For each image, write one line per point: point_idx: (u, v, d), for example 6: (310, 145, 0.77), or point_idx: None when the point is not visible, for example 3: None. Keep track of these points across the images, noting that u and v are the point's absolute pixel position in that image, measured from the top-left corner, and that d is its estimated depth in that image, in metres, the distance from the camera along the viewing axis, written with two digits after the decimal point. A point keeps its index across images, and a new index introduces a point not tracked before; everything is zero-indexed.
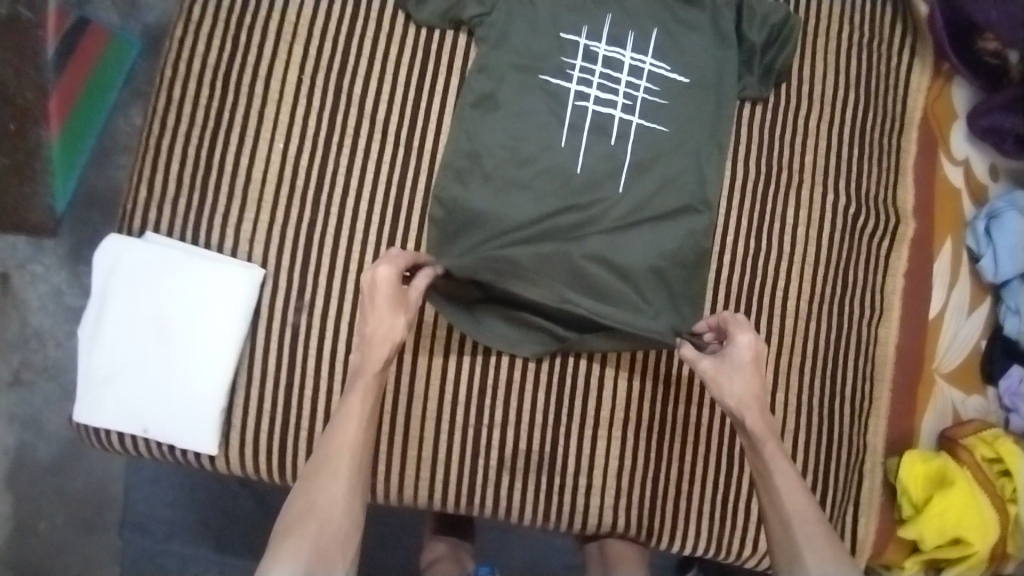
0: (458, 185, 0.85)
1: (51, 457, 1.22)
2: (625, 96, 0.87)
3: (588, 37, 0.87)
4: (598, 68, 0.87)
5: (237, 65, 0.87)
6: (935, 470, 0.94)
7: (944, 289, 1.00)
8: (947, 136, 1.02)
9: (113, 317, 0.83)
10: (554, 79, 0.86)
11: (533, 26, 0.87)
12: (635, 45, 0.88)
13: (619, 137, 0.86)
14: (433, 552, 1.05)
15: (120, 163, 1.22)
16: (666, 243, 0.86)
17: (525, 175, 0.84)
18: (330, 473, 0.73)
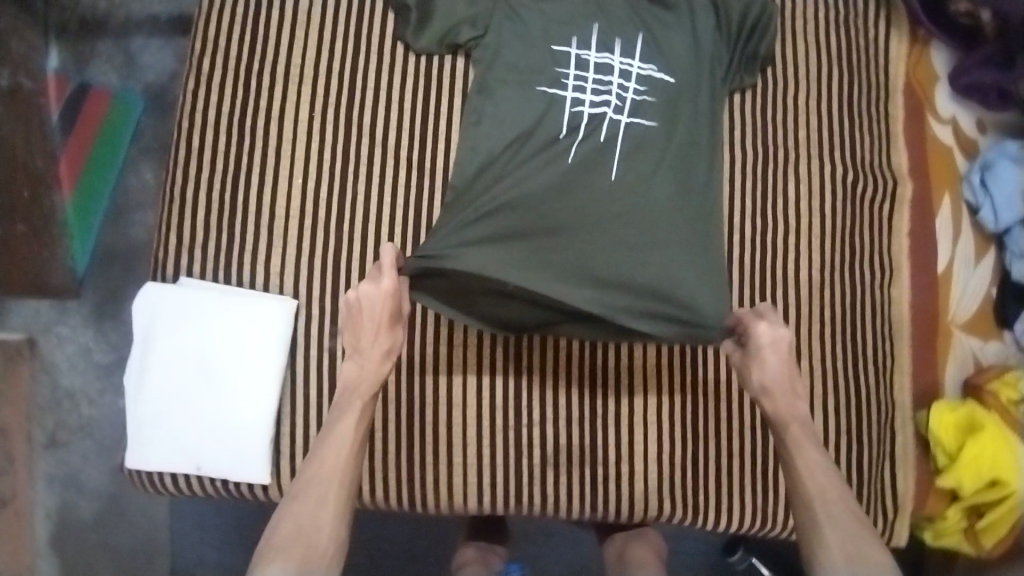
0: (469, 197, 0.87)
1: (95, 512, 1.24)
2: (617, 96, 0.90)
3: (578, 46, 0.91)
4: (591, 74, 0.90)
5: (247, 112, 0.90)
6: (963, 417, 0.96)
7: (949, 243, 1.03)
8: (931, 98, 1.06)
9: (158, 362, 0.86)
10: (551, 89, 0.89)
11: (524, 43, 0.90)
12: (623, 48, 0.91)
13: (609, 136, 0.89)
14: (462, 556, 1.05)
15: (138, 220, 1.26)
16: (666, 230, 0.86)
17: (534, 180, 0.86)
18: (319, 497, 0.76)
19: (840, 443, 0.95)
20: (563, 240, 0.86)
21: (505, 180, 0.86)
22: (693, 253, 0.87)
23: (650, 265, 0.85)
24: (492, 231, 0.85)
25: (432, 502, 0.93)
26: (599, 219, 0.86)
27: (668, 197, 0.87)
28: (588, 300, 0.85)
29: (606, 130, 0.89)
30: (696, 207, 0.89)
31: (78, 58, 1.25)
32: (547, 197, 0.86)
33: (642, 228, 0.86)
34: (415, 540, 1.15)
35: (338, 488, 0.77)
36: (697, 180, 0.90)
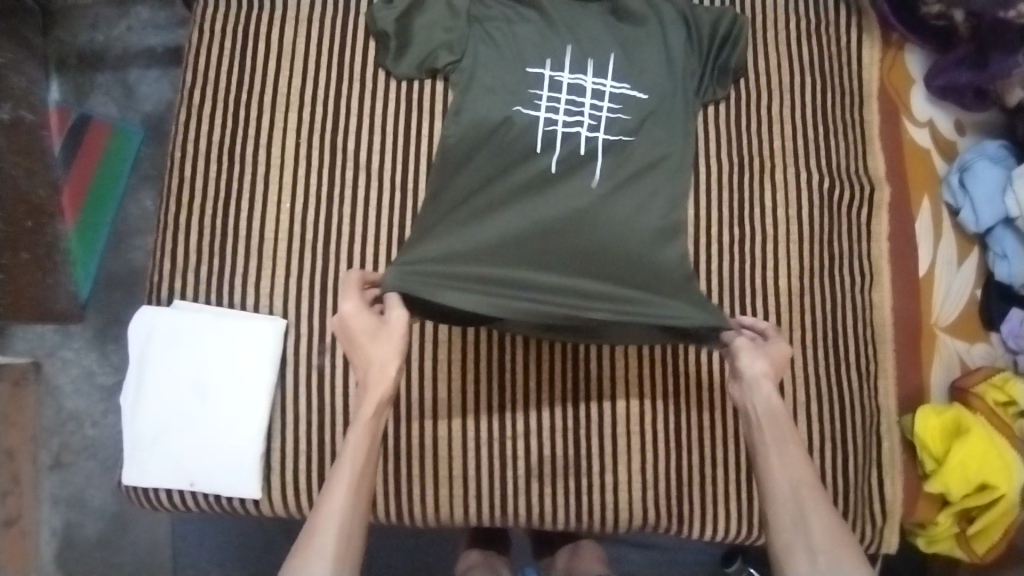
0: (442, 212, 0.88)
1: (99, 531, 1.26)
2: (590, 116, 0.92)
3: (552, 68, 0.93)
4: (564, 95, 0.92)
5: (236, 138, 0.93)
6: (949, 421, 0.97)
7: (930, 245, 1.04)
8: (907, 102, 1.07)
9: (153, 382, 0.88)
10: (525, 110, 0.91)
11: (499, 64, 0.93)
12: (595, 69, 0.94)
13: (589, 148, 0.91)
14: (466, 561, 1.08)
15: (138, 246, 1.30)
16: (640, 250, 0.87)
17: (512, 195, 0.88)
18: (314, 550, 0.74)
19: (823, 449, 0.96)
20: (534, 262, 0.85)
21: (468, 208, 0.88)
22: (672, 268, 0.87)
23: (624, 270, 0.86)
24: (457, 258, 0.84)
25: (421, 515, 0.94)
26: (569, 243, 0.86)
27: (641, 213, 0.88)
28: (571, 313, 0.82)
29: (586, 146, 0.91)
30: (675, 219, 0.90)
31: (78, 91, 1.30)
32: (524, 218, 0.87)
33: (611, 248, 0.86)
34: (410, 555, 1.16)
35: (336, 534, 0.75)
36: (674, 193, 0.91)
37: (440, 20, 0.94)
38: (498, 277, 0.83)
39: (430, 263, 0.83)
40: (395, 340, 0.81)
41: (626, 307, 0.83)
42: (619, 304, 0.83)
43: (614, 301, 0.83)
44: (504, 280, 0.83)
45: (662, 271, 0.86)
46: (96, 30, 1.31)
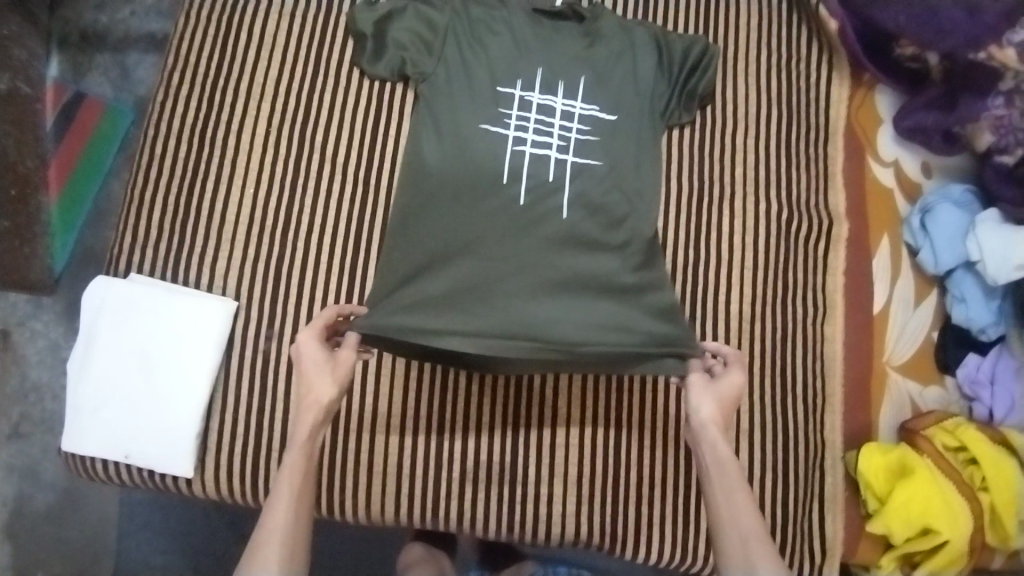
0: (399, 221, 0.90)
1: (48, 504, 1.26)
2: (559, 138, 0.94)
3: (523, 88, 0.96)
4: (533, 114, 0.95)
5: (210, 121, 0.96)
6: (895, 461, 0.95)
7: (887, 284, 1.04)
8: (873, 141, 1.08)
9: (99, 352, 0.89)
10: (493, 128, 0.93)
11: (469, 73, 0.96)
12: (565, 91, 0.96)
13: (558, 175, 0.92)
14: (409, 554, 1.07)
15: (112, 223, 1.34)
16: (607, 273, 0.88)
17: (468, 203, 0.90)
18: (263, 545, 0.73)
19: (761, 476, 0.95)
20: (504, 296, 0.86)
21: (438, 236, 0.89)
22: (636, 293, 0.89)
23: (608, 288, 0.88)
24: (426, 297, 0.86)
25: (352, 509, 0.93)
26: (535, 275, 0.87)
27: (593, 226, 0.90)
28: (551, 347, 0.83)
29: (554, 169, 0.93)
30: (628, 232, 0.91)
31: (77, 70, 1.35)
32: (481, 233, 0.89)
33: (582, 277, 0.88)
34: (350, 558, 1.13)
35: (281, 544, 0.74)
36: (629, 208, 0.92)
37: (417, 26, 0.97)
38: (470, 312, 0.85)
39: (421, 309, 0.85)
40: (340, 380, 0.82)
41: (613, 335, 0.85)
42: (595, 337, 0.84)
43: (604, 333, 0.85)
44: (497, 319, 0.84)
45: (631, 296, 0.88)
46: (101, 13, 1.36)
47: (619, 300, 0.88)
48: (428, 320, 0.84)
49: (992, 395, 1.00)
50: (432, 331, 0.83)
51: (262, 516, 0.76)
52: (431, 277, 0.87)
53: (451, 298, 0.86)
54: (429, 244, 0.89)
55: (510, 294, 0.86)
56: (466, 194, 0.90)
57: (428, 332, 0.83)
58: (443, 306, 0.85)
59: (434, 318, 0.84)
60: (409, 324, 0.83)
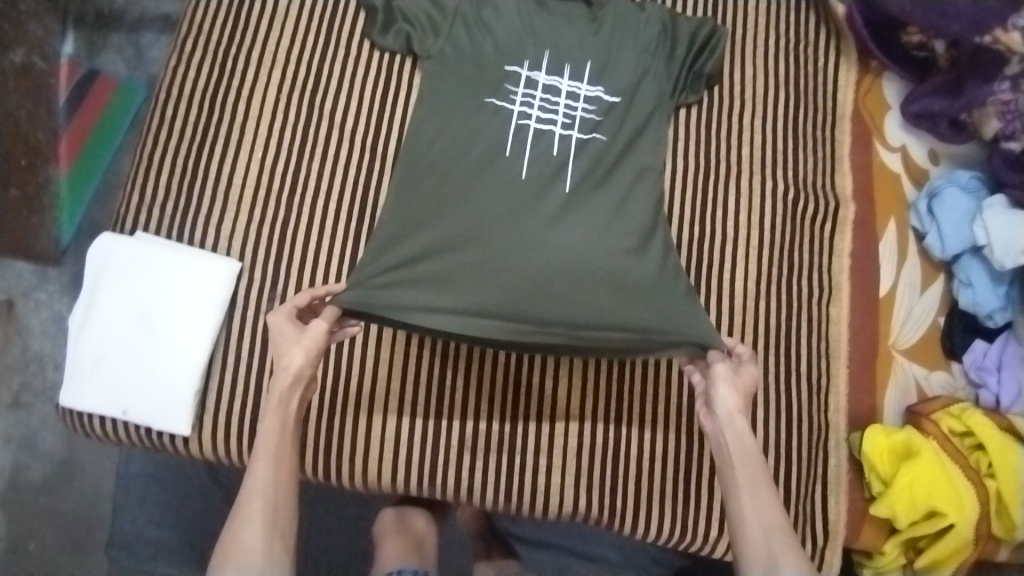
0: (405, 192, 0.90)
1: (44, 476, 1.24)
2: (564, 116, 0.95)
3: (529, 69, 0.96)
4: (539, 93, 0.95)
5: (222, 86, 0.97)
6: (900, 443, 0.94)
7: (894, 268, 1.03)
8: (880, 126, 1.08)
9: (102, 308, 0.89)
10: (499, 102, 0.94)
11: (478, 48, 0.97)
12: (572, 73, 0.97)
13: (561, 151, 0.93)
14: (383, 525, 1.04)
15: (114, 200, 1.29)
16: (598, 254, 0.87)
17: (474, 174, 0.91)
18: (243, 522, 0.76)
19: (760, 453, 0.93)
20: (494, 278, 0.85)
21: (439, 204, 0.90)
22: (632, 275, 0.87)
23: (607, 260, 0.87)
24: (416, 277, 0.86)
25: (348, 475, 0.92)
26: (533, 251, 0.87)
27: (598, 200, 0.90)
28: (537, 329, 0.84)
29: (558, 146, 0.93)
30: (632, 204, 0.91)
31: (92, 47, 1.35)
32: (474, 206, 0.89)
33: (586, 253, 0.87)
34: (349, 537, 1.11)
35: (262, 507, 0.78)
36: (631, 182, 0.93)
37: (429, 5, 0.99)
38: (459, 295, 0.85)
39: (410, 288, 0.85)
40: (308, 349, 0.82)
41: (601, 321, 0.84)
42: (584, 323, 0.84)
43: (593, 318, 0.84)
44: (484, 302, 0.84)
45: (622, 276, 0.87)
46: None
47: (621, 273, 0.87)
48: (418, 302, 0.84)
49: (1000, 382, 0.99)
50: (423, 315, 0.84)
51: (245, 482, 0.79)
52: (424, 253, 0.87)
53: (443, 277, 0.86)
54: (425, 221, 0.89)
55: (500, 277, 0.86)
56: (464, 167, 0.91)
57: (419, 316, 0.84)
58: (433, 289, 0.85)
59: (424, 302, 0.84)
60: (395, 305, 0.84)
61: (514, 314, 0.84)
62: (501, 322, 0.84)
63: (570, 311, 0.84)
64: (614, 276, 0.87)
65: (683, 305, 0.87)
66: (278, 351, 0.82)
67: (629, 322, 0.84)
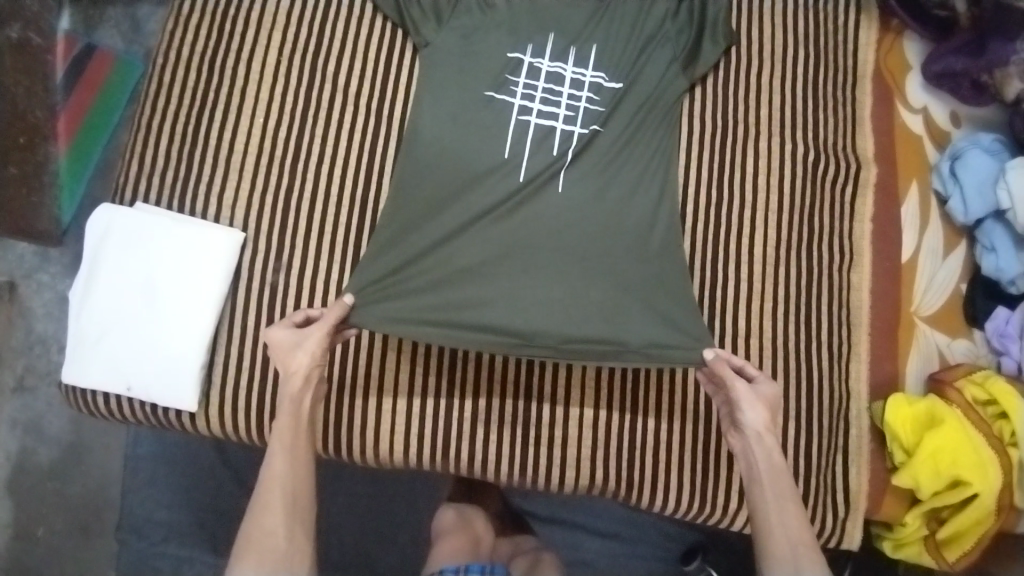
0: (408, 172, 0.88)
1: (51, 459, 1.23)
2: (567, 107, 0.91)
3: (532, 54, 0.93)
4: (541, 83, 0.92)
5: (221, 52, 0.94)
6: (922, 412, 0.91)
7: (916, 233, 1.00)
8: (902, 86, 1.04)
9: (101, 284, 0.87)
10: (498, 95, 0.91)
11: (484, 14, 0.94)
12: (576, 58, 0.93)
13: (561, 149, 0.89)
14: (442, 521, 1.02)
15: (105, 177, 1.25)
16: (592, 256, 0.85)
17: (481, 140, 0.89)
18: (267, 510, 0.77)
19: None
20: (482, 288, 0.85)
21: (443, 171, 0.88)
22: (627, 268, 0.86)
23: (617, 227, 0.86)
24: (411, 286, 0.85)
25: (358, 451, 0.90)
26: (547, 224, 0.86)
27: (614, 171, 0.89)
28: (543, 337, 0.84)
29: (559, 142, 0.90)
30: (639, 167, 0.90)
31: (88, 22, 1.28)
32: (474, 179, 0.88)
33: (592, 232, 0.86)
34: (362, 517, 1.09)
35: (281, 495, 0.77)
36: (639, 152, 0.90)
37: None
38: (453, 308, 0.84)
39: (413, 300, 0.85)
40: (314, 352, 0.80)
41: (606, 322, 0.84)
42: (565, 337, 0.84)
43: (601, 323, 0.84)
44: (486, 315, 0.84)
45: (616, 279, 0.85)
46: None
47: (627, 242, 0.86)
48: (403, 313, 0.84)
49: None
50: (407, 327, 0.84)
51: (263, 469, 0.79)
52: (427, 258, 0.85)
53: (445, 284, 0.85)
54: (428, 217, 0.87)
55: (495, 284, 0.85)
56: (469, 139, 0.89)
57: (405, 330, 0.84)
58: (420, 298, 0.85)
59: (409, 314, 0.84)
60: (398, 322, 0.84)
61: (518, 327, 0.84)
62: (485, 335, 0.84)
63: (553, 324, 0.84)
64: (603, 283, 0.85)
65: (673, 309, 0.86)
66: (284, 361, 0.80)
67: (635, 319, 0.85)
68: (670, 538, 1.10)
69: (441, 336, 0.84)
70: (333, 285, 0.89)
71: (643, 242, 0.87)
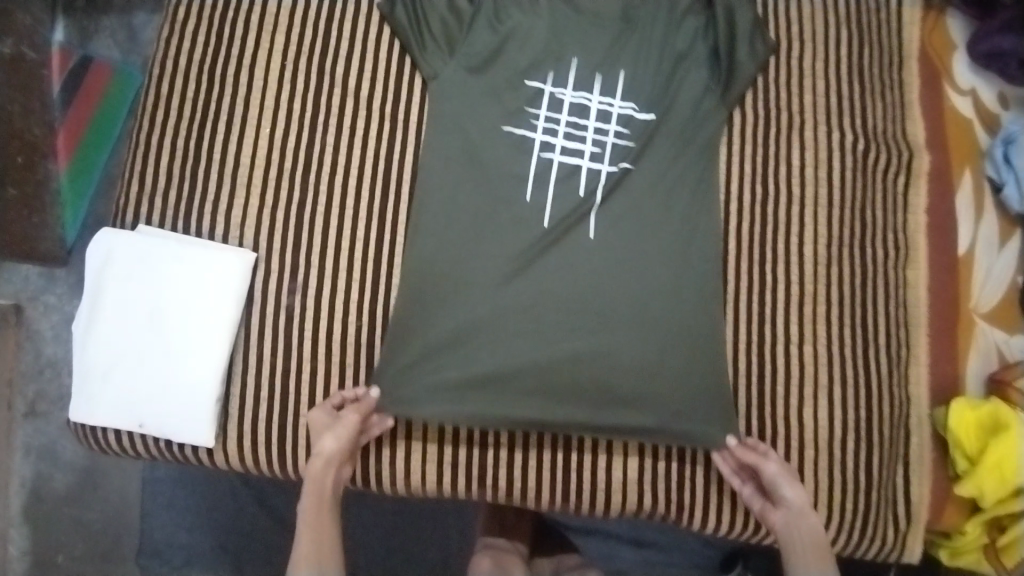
0: (432, 188, 0.84)
1: (68, 485, 1.19)
2: (593, 143, 0.86)
3: (554, 83, 0.87)
4: (564, 116, 0.87)
5: (222, 58, 0.89)
6: (986, 417, 0.84)
7: (971, 224, 0.92)
8: (947, 67, 0.96)
9: (105, 316, 0.82)
10: (518, 129, 0.86)
11: (503, 17, 0.89)
12: (602, 87, 0.87)
13: (588, 189, 0.85)
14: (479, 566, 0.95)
15: (107, 194, 1.20)
16: (628, 298, 0.82)
17: (510, 158, 0.85)
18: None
19: (810, 449, 0.84)
20: (508, 346, 0.81)
21: (469, 188, 0.84)
22: (671, 301, 0.83)
23: (657, 250, 0.84)
24: (431, 336, 0.81)
25: (389, 480, 0.85)
26: (575, 251, 0.83)
27: (652, 190, 0.85)
28: (575, 388, 0.81)
29: (586, 181, 0.85)
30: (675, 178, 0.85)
31: (84, 33, 1.22)
32: (498, 203, 0.84)
33: (629, 253, 0.84)
34: (387, 538, 1.05)
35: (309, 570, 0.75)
36: (672, 170, 0.86)
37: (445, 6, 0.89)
38: (479, 371, 0.80)
39: (435, 371, 0.81)
40: (344, 434, 0.79)
41: (650, 353, 0.81)
42: (606, 385, 0.81)
43: (630, 366, 0.81)
44: (515, 374, 0.81)
45: (652, 329, 0.82)
46: None
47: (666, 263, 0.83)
48: (428, 386, 0.80)
49: None
50: (435, 405, 0.80)
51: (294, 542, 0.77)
52: (447, 302, 0.81)
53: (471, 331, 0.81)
54: (451, 258, 0.83)
55: (525, 327, 0.81)
56: (496, 155, 0.85)
57: (427, 405, 0.80)
58: (450, 372, 0.80)
59: (444, 392, 0.80)
60: (424, 394, 0.80)
61: (543, 394, 0.81)
62: (516, 399, 0.81)
63: (587, 388, 0.81)
64: (639, 336, 0.82)
65: (708, 358, 0.83)
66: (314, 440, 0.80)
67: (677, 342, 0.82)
68: (707, 547, 1.04)
69: (469, 399, 0.80)
70: (355, 308, 0.84)
71: (681, 261, 0.84)
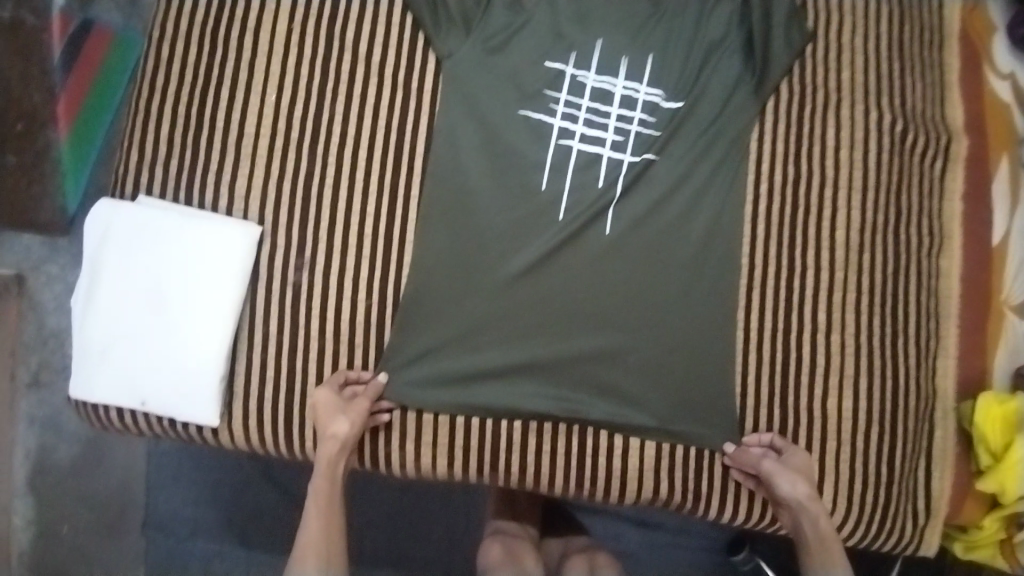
0: (449, 167, 0.81)
1: (72, 458, 1.14)
2: (615, 131, 0.83)
3: (576, 66, 0.84)
4: (585, 101, 0.83)
5: (224, 20, 0.84)
6: (1015, 412, 0.81)
7: (1007, 211, 0.87)
8: (989, 46, 0.90)
9: (104, 291, 0.80)
10: (535, 113, 0.83)
11: None
12: (628, 71, 0.84)
13: (608, 180, 0.82)
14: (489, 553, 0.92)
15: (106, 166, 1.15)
16: (648, 287, 0.81)
17: (530, 138, 0.82)
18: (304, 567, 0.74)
19: (830, 441, 0.82)
20: (520, 332, 0.80)
21: (485, 167, 0.81)
22: (696, 291, 0.82)
23: (680, 237, 0.82)
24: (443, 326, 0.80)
25: (399, 463, 0.83)
26: (595, 241, 0.81)
27: (678, 173, 0.82)
28: (586, 378, 0.81)
29: (605, 171, 0.82)
30: (703, 162, 0.83)
31: None
32: (518, 184, 0.81)
33: (652, 239, 0.81)
34: (389, 514, 1.05)
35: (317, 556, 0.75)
36: (698, 156, 0.83)
37: None
38: (493, 359, 0.80)
39: (448, 359, 0.80)
40: (354, 418, 0.77)
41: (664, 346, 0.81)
42: (621, 376, 0.81)
43: (643, 356, 0.81)
44: (528, 364, 0.80)
45: (671, 320, 0.81)
46: None
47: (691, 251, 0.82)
48: (441, 373, 0.80)
49: None
50: (446, 390, 0.80)
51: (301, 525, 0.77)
52: (460, 290, 0.80)
53: (485, 318, 0.80)
54: (467, 243, 0.81)
55: (540, 317, 0.80)
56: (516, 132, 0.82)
57: (438, 391, 0.80)
58: (464, 360, 0.80)
59: (455, 381, 0.80)
60: (436, 380, 0.80)
61: (555, 383, 0.81)
62: (530, 388, 0.81)
63: (602, 378, 0.81)
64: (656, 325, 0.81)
65: (727, 350, 0.82)
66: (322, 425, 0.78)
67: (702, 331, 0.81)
68: (712, 530, 1.03)
69: (480, 385, 0.80)
70: (366, 287, 0.81)
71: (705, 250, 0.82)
